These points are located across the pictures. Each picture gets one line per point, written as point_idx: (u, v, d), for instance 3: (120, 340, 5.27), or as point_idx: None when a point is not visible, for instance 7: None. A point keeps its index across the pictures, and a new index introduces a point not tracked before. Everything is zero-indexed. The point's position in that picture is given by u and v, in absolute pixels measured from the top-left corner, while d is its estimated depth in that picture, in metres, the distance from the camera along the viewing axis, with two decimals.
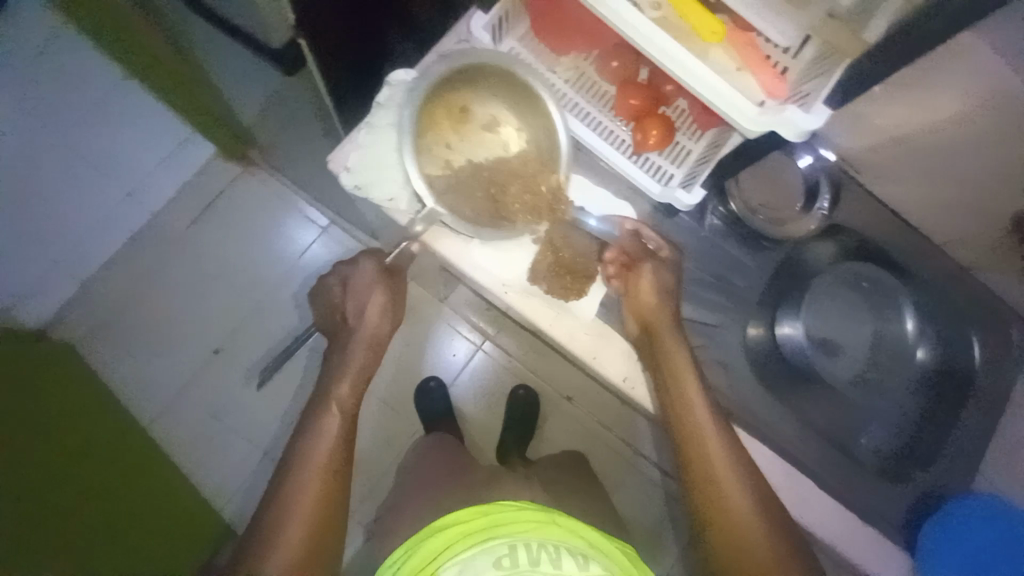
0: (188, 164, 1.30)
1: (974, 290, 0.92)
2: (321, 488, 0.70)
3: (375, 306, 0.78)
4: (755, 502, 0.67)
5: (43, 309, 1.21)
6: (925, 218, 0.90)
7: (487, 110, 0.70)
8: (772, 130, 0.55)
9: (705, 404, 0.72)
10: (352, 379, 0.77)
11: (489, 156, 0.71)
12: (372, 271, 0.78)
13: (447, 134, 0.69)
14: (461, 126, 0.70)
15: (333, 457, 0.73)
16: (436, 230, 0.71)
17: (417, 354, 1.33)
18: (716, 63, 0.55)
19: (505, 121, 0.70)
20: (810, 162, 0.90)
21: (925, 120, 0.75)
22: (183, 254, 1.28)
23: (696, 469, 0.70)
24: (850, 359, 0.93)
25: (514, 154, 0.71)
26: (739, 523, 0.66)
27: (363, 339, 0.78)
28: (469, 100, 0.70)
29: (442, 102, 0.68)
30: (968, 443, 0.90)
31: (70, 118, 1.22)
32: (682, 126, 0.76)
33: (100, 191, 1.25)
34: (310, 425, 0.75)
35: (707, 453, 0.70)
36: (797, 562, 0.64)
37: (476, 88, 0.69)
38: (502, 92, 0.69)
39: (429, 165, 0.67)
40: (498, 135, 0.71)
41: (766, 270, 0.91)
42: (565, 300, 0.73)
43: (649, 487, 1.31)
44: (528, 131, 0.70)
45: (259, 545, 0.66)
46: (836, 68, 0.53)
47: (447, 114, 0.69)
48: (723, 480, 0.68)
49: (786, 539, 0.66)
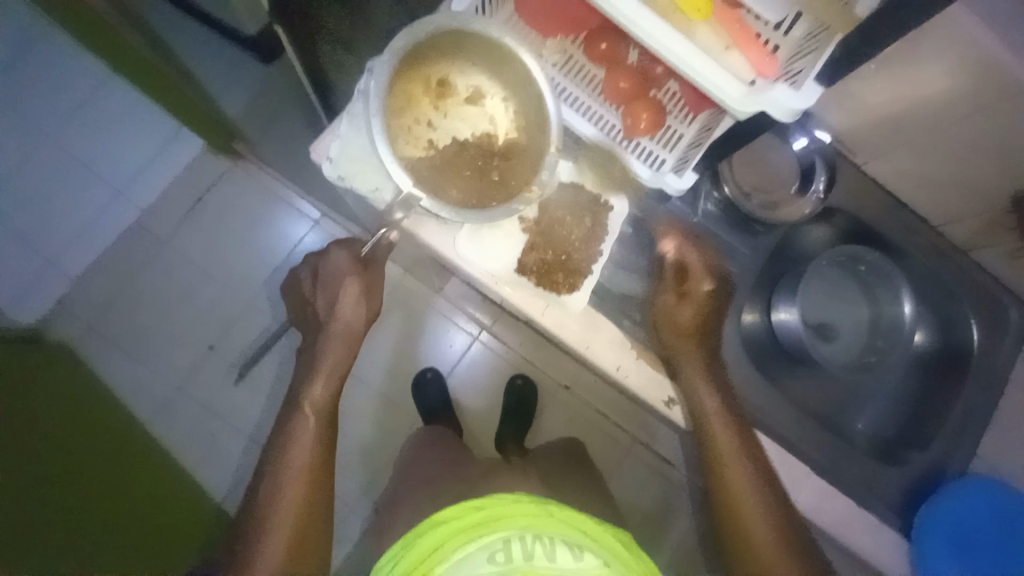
0: (177, 158, 1.28)
1: (966, 267, 0.91)
2: (305, 496, 0.70)
3: (350, 295, 0.74)
4: (758, 486, 0.74)
5: (36, 309, 1.19)
6: (922, 199, 0.88)
7: (468, 82, 0.67)
8: (760, 110, 0.54)
9: (712, 395, 0.76)
10: (325, 377, 0.76)
11: (475, 132, 0.68)
12: (345, 260, 0.74)
13: (426, 112, 0.66)
14: (440, 101, 0.66)
15: (313, 457, 0.72)
16: (418, 217, 0.70)
17: (412, 346, 1.32)
18: (703, 42, 0.53)
19: (488, 93, 0.67)
20: (805, 144, 0.86)
21: (919, 97, 0.74)
22: (172, 254, 1.26)
23: (708, 452, 0.76)
24: (844, 343, 0.93)
25: (502, 132, 0.68)
26: (743, 506, 0.73)
27: (335, 333, 0.75)
28: (448, 73, 0.66)
29: (417, 76, 0.64)
30: (967, 422, 0.90)
31: (64, 120, 1.23)
32: (673, 109, 0.73)
33: (92, 189, 1.24)
34: (286, 426, 0.74)
35: (718, 442, 0.75)
36: (782, 526, 0.71)
37: (453, 58, 0.65)
38: (482, 63, 0.66)
39: (410, 146, 0.64)
40: (483, 111, 0.68)
41: (759, 254, 0.88)
42: (556, 293, 0.72)
43: (647, 475, 1.32)
44: (515, 103, 0.67)
45: (248, 548, 0.66)
46: (827, 44, 0.51)
47: (425, 90, 0.65)
48: (733, 468, 0.74)
49: (774, 503, 0.73)
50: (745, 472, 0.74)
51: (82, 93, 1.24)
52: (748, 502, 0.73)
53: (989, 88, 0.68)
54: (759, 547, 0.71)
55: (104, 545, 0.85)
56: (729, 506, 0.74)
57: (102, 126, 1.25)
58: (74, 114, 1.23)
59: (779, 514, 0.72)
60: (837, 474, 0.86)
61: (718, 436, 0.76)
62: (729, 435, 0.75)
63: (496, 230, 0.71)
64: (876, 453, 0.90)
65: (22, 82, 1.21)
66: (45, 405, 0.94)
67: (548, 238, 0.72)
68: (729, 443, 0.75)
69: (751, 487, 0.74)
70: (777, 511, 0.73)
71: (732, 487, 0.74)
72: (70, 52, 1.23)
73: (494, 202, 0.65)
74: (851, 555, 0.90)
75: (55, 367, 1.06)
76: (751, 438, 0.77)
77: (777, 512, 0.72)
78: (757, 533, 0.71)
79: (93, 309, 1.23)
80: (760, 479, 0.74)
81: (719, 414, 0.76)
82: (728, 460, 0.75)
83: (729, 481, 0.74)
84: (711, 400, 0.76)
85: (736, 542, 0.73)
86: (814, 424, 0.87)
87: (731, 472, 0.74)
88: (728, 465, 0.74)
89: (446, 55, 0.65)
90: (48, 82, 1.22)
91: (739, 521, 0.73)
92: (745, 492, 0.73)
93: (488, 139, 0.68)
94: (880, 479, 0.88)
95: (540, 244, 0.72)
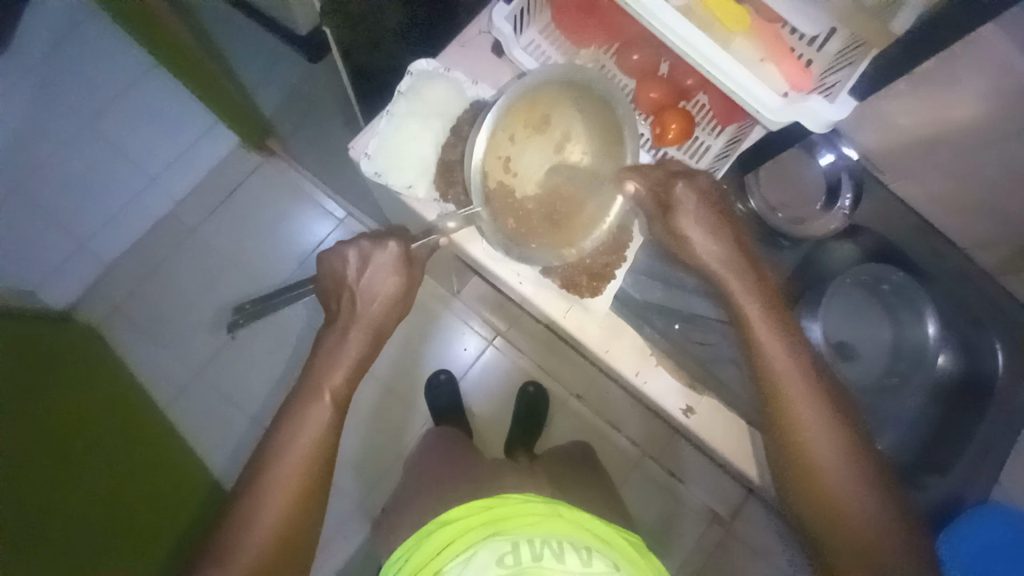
0: (211, 152, 1.31)
1: (996, 296, 0.88)
2: (297, 488, 0.67)
3: (383, 296, 0.74)
4: (830, 426, 0.65)
5: (67, 289, 1.24)
6: (949, 221, 0.88)
7: (564, 125, 0.67)
8: (794, 120, 0.55)
9: (767, 324, 0.67)
10: (348, 368, 0.73)
11: (545, 174, 0.67)
12: (396, 252, 0.74)
13: (517, 128, 0.65)
14: (530, 129, 0.66)
15: (315, 452, 0.69)
16: (467, 232, 0.72)
17: (428, 347, 1.34)
18: (739, 52, 0.55)
19: (576, 138, 0.67)
20: (832, 160, 0.88)
21: (950, 117, 0.74)
22: (200, 244, 1.30)
23: (770, 395, 0.67)
24: (866, 364, 0.91)
25: (568, 175, 0.67)
26: (814, 450, 0.65)
27: (360, 333, 0.73)
28: (553, 111, 0.66)
29: (532, 100, 0.65)
30: (989, 449, 0.88)
31: (109, 112, 1.29)
32: (702, 121, 0.74)
33: (129, 178, 1.29)
34: (297, 410, 0.71)
35: (780, 383, 0.66)
36: (858, 460, 0.65)
37: (564, 101, 0.66)
38: (587, 110, 0.67)
39: (489, 152, 0.64)
40: (562, 151, 0.67)
41: (784, 268, 0.90)
42: (580, 296, 0.73)
43: (655, 489, 1.30)
44: (592, 161, 0.68)
45: (231, 530, 0.65)
46: (863, 59, 0.53)
47: (527, 113, 0.65)
48: (799, 412, 0.65)
49: (848, 436, 0.66)
50: (822, 425, 0.65)
51: (128, 82, 1.30)
52: (829, 459, 0.65)
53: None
54: (835, 487, 0.64)
55: (115, 530, 0.86)
56: (805, 472, 0.65)
57: (144, 119, 1.30)
58: (116, 101, 1.29)
59: (854, 448, 0.65)
60: None
61: (787, 386, 0.66)
62: (801, 388, 0.66)
63: None
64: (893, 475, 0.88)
65: (75, 68, 1.28)
66: (58, 390, 0.93)
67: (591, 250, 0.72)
68: (793, 382, 0.66)
69: (821, 429, 0.65)
70: (862, 463, 0.65)
71: (803, 444, 0.65)
72: (120, 49, 1.30)
73: (534, 244, 0.67)
74: None
75: (68, 345, 1.07)
76: (827, 390, 0.67)
77: (861, 465, 0.65)
78: (844, 491, 0.64)
79: (122, 290, 1.26)
80: (838, 434, 0.65)
81: (778, 347, 0.66)
82: (799, 417, 0.66)
83: (806, 438, 0.65)
84: (777, 348, 0.66)
85: (814, 503, 0.65)
86: None
87: (808, 428, 0.65)
88: (798, 418, 0.65)
89: (562, 95, 0.66)
90: (97, 75, 1.29)
91: (821, 483, 0.65)
92: (813, 434, 0.65)
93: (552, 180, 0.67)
94: None
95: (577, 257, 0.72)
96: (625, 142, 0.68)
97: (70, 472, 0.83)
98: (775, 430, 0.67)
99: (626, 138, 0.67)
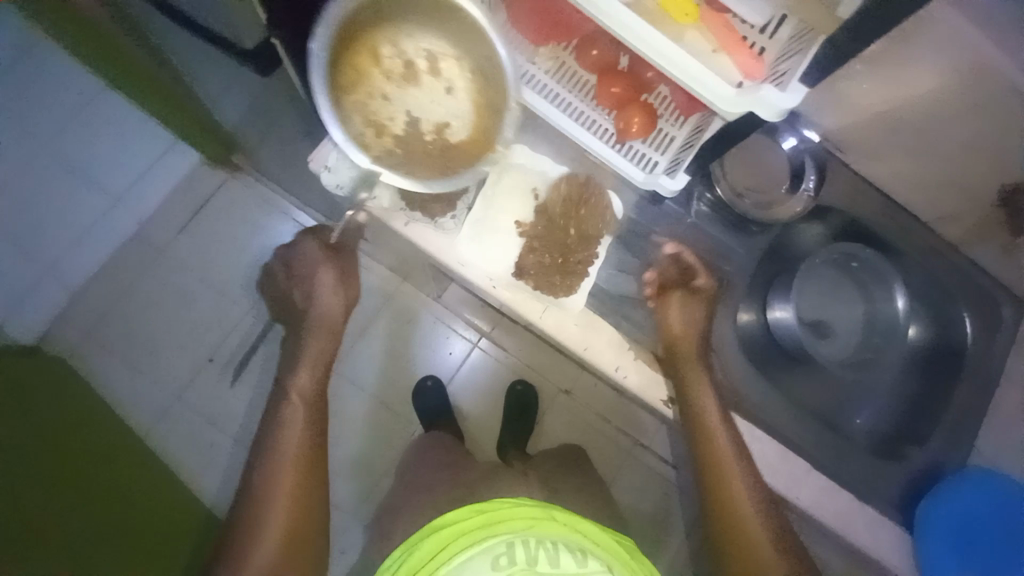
0: (173, 170, 1.23)
1: (958, 263, 0.92)
2: (297, 490, 0.71)
3: (326, 282, 0.80)
4: (747, 476, 0.77)
5: (33, 323, 1.15)
6: (913, 196, 0.89)
7: (421, 44, 0.62)
8: (749, 110, 0.55)
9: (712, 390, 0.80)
10: (311, 366, 0.80)
11: (434, 104, 0.65)
12: (316, 250, 0.80)
13: (378, 83, 0.63)
14: (394, 74, 0.64)
15: (303, 450, 0.74)
16: (416, 226, 0.73)
17: (412, 353, 1.32)
18: (692, 45, 0.54)
19: (442, 56, 0.62)
20: (794, 144, 0.88)
21: (908, 96, 0.74)
22: (172, 263, 1.22)
23: (704, 447, 0.79)
24: (841, 341, 0.94)
25: (457, 96, 0.64)
26: (733, 493, 0.76)
27: (316, 322, 0.81)
28: (397, 39, 0.62)
29: (360, 45, 0.61)
30: (959, 417, 0.91)
31: (57, 129, 1.18)
32: (665, 113, 0.75)
33: (86, 201, 1.18)
34: (277, 415, 0.77)
35: (712, 436, 0.79)
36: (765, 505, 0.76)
37: (398, 21, 0.61)
38: (427, 18, 0.61)
39: (361, 122, 0.63)
40: (439, 77, 0.64)
41: (754, 254, 0.90)
42: (554, 296, 0.76)
43: (646, 478, 1.31)
44: (472, 65, 0.62)
45: (238, 548, 0.66)
46: (813, 44, 0.53)
47: (370, 59, 0.62)
48: (727, 463, 0.77)
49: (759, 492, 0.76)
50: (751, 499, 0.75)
51: (74, 104, 1.19)
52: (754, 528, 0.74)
53: (972, 86, 0.69)
54: (746, 532, 0.74)
55: (105, 546, 0.82)
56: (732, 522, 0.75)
57: (106, 137, 1.20)
58: (71, 119, 1.18)
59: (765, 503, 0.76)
60: (837, 471, 0.87)
61: (723, 461, 0.78)
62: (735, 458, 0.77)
63: (497, 233, 0.76)
64: (879, 450, 0.91)
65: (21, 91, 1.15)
66: (49, 403, 0.94)
67: (562, 220, 0.77)
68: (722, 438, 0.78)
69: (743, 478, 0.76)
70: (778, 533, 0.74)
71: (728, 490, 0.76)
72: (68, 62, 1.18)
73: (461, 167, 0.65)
74: (852, 550, 0.90)
75: (51, 368, 1.04)
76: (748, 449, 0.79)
77: (765, 513, 0.75)
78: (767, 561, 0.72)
79: (91, 316, 1.19)
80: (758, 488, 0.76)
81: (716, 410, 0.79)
82: (728, 466, 0.77)
83: (736, 505, 0.75)
84: (713, 414, 0.79)
85: (734, 551, 0.74)
86: (808, 418, 0.88)
87: (735, 492, 0.76)
88: (725, 468, 0.77)
89: (391, 21, 0.61)
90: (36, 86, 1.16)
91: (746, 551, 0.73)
92: (733, 483, 0.76)
93: (447, 112, 0.65)
94: (878, 472, 0.89)
95: (537, 228, 0.77)
96: (492, 48, 0.59)
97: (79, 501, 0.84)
98: (704, 476, 0.79)
99: (494, 45, 0.59)
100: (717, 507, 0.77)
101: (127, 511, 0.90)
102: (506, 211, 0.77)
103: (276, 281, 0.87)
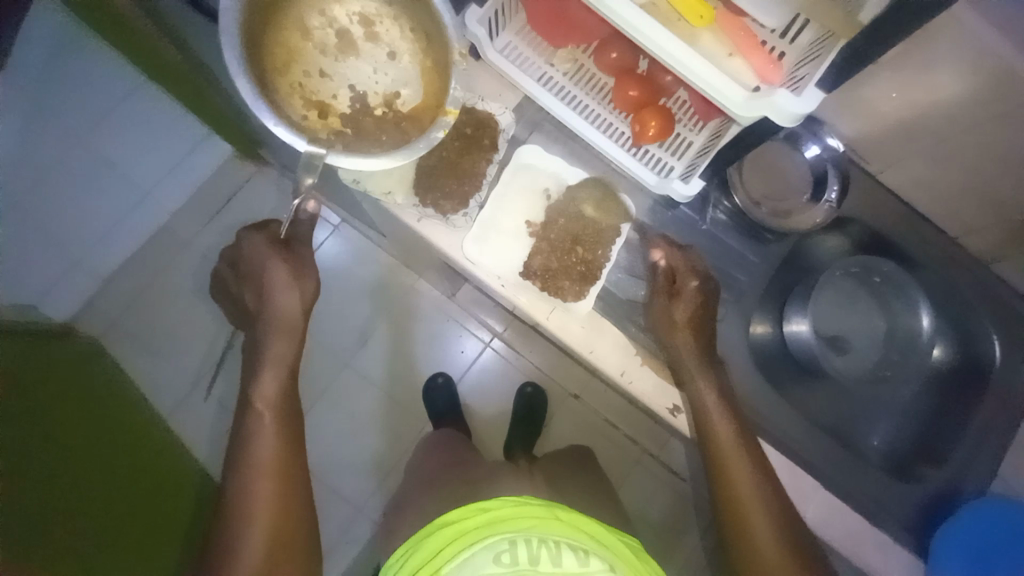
0: (198, 168, 1.17)
1: (986, 277, 0.88)
2: (274, 496, 0.72)
3: (278, 278, 0.81)
4: (761, 483, 0.72)
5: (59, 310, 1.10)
6: (936, 207, 0.86)
7: (351, 11, 0.66)
8: (762, 114, 0.54)
9: (715, 399, 0.75)
10: (274, 368, 0.79)
11: (375, 68, 0.67)
12: (264, 242, 0.83)
13: (315, 59, 0.66)
14: (330, 46, 0.66)
15: (275, 459, 0.74)
16: (428, 223, 0.75)
17: (425, 350, 1.33)
18: (705, 48, 0.54)
19: (377, 18, 0.66)
20: (818, 152, 0.86)
21: (933, 102, 0.71)
22: (195, 257, 1.19)
23: (710, 453, 0.75)
24: (860, 356, 0.92)
25: (398, 57, 0.67)
26: (744, 504, 0.71)
27: (274, 321, 0.81)
28: (328, 9, 0.65)
29: (288, 24, 0.64)
30: (981, 440, 0.86)
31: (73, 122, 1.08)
32: (683, 118, 0.75)
33: (111, 197, 1.12)
34: (243, 428, 0.76)
35: (717, 439, 0.75)
36: (784, 517, 0.71)
37: None
38: None
39: (300, 101, 0.65)
40: (377, 44, 0.67)
41: (769, 263, 0.88)
42: (565, 300, 0.77)
43: (655, 485, 1.29)
44: (409, 22, 0.66)
45: (226, 537, 0.68)
46: (830, 50, 0.52)
47: (302, 35, 0.65)
48: (737, 469, 0.73)
49: (778, 501, 0.72)
50: (767, 523, 0.70)
51: (108, 101, 1.10)
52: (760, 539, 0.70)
53: (999, 91, 0.66)
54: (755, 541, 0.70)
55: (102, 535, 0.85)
56: (745, 535, 0.70)
57: (137, 134, 1.12)
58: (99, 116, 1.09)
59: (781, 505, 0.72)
60: (849, 490, 0.85)
61: (733, 467, 0.73)
62: (746, 464, 0.73)
63: (503, 236, 0.78)
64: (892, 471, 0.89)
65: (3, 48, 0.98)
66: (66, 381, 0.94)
67: (570, 232, 0.79)
68: (733, 445, 0.74)
69: (754, 483, 0.72)
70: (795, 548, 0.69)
71: (744, 505, 0.72)
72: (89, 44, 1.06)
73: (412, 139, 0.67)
74: None
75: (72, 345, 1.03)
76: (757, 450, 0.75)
77: (778, 522, 0.70)
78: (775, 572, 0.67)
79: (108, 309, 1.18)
80: (774, 497, 0.72)
81: (723, 417, 0.75)
82: (739, 476, 0.73)
83: (750, 523, 0.71)
84: (724, 433, 0.74)
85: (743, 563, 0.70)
86: (818, 433, 0.87)
87: (742, 500, 0.72)
88: (734, 470, 0.73)
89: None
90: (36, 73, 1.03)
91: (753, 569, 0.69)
92: (747, 493, 0.72)
93: (393, 78, 0.67)
94: (891, 492, 0.86)
95: (547, 231, 0.79)
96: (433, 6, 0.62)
97: (78, 492, 0.84)
98: (716, 486, 0.74)
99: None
100: (726, 521, 0.73)
101: (128, 505, 0.92)
102: (518, 212, 0.80)
103: (236, 283, 0.90)
